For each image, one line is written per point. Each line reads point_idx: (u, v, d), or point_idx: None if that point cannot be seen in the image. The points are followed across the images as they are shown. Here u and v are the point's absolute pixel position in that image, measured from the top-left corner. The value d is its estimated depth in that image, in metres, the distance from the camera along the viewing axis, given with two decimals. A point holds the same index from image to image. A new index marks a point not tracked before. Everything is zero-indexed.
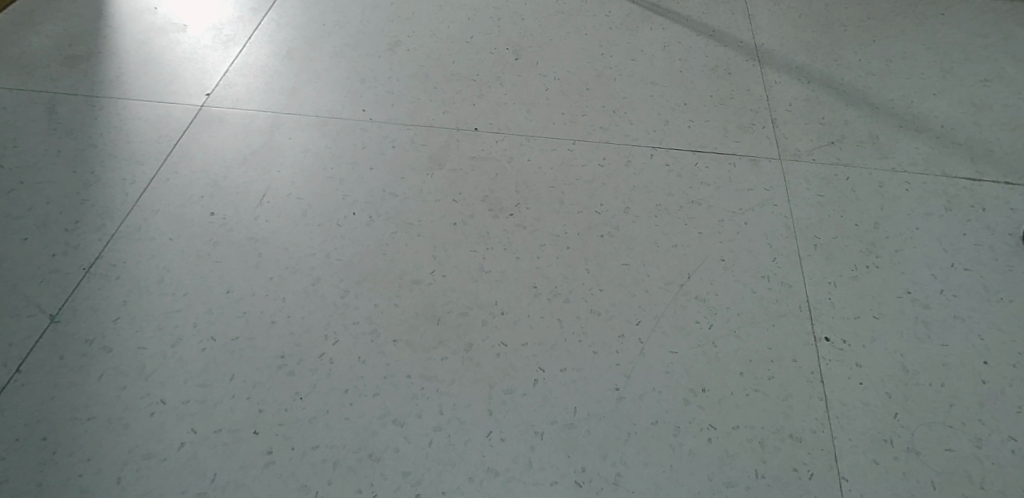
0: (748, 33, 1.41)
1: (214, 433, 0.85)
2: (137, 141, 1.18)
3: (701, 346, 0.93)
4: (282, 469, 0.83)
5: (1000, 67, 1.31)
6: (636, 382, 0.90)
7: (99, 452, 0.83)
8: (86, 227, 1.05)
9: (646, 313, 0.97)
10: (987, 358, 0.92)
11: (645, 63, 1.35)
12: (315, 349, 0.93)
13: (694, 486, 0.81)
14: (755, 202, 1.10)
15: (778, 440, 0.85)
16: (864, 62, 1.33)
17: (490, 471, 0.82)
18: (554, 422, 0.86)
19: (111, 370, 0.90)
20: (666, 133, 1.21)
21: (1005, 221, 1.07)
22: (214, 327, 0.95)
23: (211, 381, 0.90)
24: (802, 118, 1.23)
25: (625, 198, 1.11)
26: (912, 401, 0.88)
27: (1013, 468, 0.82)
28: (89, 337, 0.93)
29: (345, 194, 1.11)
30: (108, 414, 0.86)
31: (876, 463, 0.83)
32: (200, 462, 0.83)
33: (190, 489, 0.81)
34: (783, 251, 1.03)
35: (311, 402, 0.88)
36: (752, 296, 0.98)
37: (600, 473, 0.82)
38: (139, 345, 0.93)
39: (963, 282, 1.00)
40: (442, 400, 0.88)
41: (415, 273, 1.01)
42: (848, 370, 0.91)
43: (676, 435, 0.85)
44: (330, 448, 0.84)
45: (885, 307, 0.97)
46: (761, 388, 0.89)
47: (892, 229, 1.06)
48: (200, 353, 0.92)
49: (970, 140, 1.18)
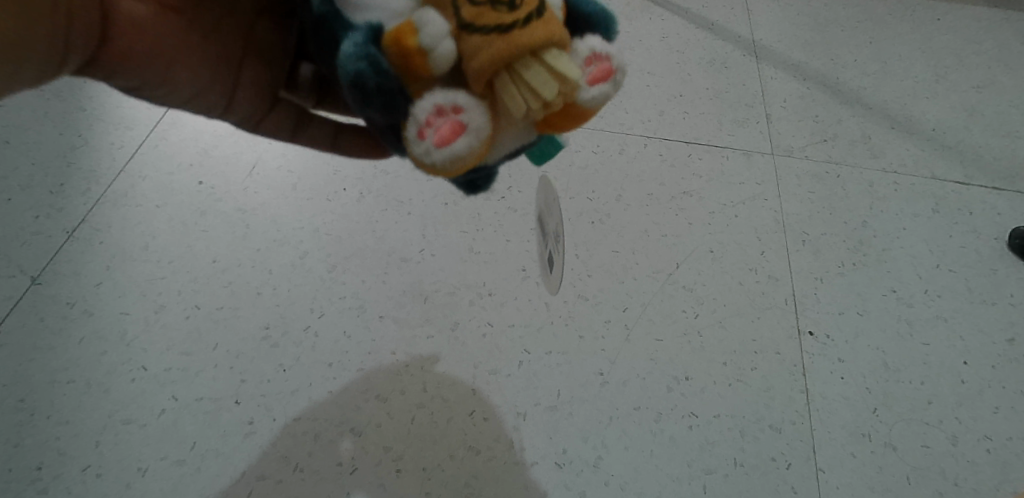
0: (747, 27, 1.40)
1: (194, 401, 0.85)
2: (129, 108, 1.14)
3: (687, 333, 0.94)
4: (263, 439, 0.83)
5: (993, 74, 1.32)
6: (621, 368, 0.90)
7: (78, 416, 0.83)
8: (70, 190, 1.03)
9: (634, 301, 0.97)
10: (967, 358, 0.93)
11: (643, 54, 1.33)
12: (300, 321, 0.93)
13: (671, 471, 0.83)
14: (746, 196, 1.10)
15: (758, 430, 0.86)
16: (860, 63, 1.34)
17: (471, 450, 0.84)
18: (537, 404, 0.87)
19: (91, 335, 0.89)
20: (662, 124, 1.21)
21: (991, 225, 1.09)
22: (198, 296, 0.94)
23: (193, 349, 0.89)
24: (796, 115, 1.24)
25: (617, 186, 1.11)
26: (891, 397, 0.90)
27: (984, 466, 0.85)
28: (70, 301, 0.92)
29: (336, 169, 1.09)
30: (87, 378, 0.86)
31: (852, 456, 0.85)
32: (180, 429, 0.83)
33: (170, 456, 0.81)
34: (772, 245, 1.04)
35: (294, 375, 0.88)
36: (739, 288, 0.99)
37: (581, 455, 0.84)
38: (120, 310, 0.92)
39: (948, 283, 1.01)
40: (427, 378, 0.88)
41: (404, 251, 1.01)
42: (831, 364, 0.92)
43: (658, 421, 0.86)
44: (312, 421, 0.85)
45: (870, 305, 0.98)
46: (744, 378, 0.90)
47: (880, 228, 1.07)
48: (183, 320, 0.92)
49: (961, 144, 1.19)
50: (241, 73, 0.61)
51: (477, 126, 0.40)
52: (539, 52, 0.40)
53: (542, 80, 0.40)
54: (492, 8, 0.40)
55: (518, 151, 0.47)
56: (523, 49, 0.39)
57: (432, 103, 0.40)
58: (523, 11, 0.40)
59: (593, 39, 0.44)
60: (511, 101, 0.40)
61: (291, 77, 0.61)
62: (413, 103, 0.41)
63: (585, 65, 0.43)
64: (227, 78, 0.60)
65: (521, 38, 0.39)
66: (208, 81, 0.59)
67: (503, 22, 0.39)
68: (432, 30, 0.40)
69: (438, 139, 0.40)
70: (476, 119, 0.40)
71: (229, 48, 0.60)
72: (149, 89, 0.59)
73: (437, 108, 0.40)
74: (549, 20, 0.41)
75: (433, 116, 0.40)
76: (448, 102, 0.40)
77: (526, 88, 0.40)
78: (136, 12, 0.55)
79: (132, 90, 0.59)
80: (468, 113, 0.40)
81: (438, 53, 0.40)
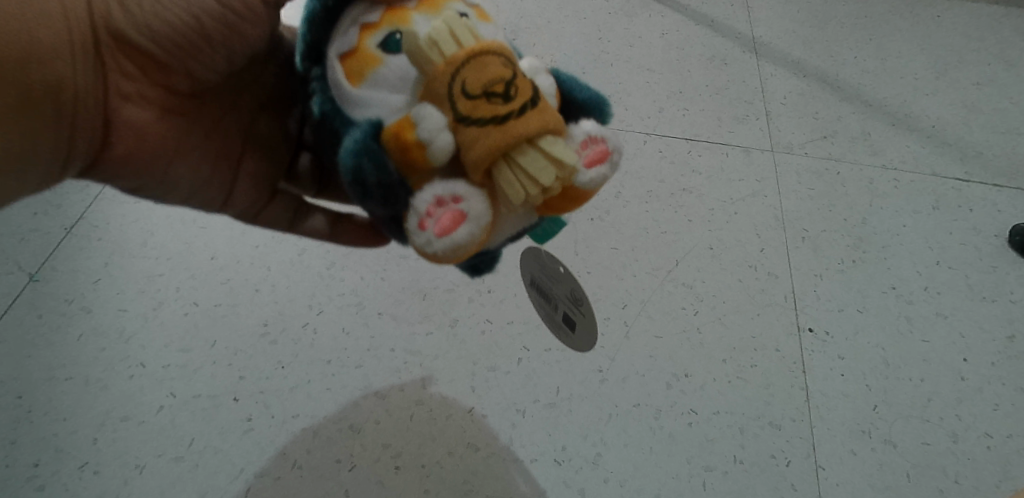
0: (747, 23, 1.39)
1: (193, 398, 0.85)
2: None
3: (686, 331, 0.94)
4: (261, 437, 0.83)
5: (993, 71, 1.32)
6: (620, 364, 0.90)
7: (76, 413, 0.83)
8: (68, 187, 1.03)
9: (633, 298, 0.97)
10: (967, 355, 0.93)
11: (643, 50, 1.33)
12: (299, 318, 0.92)
13: (671, 469, 0.83)
14: (746, 193, 1.10)
15: (757, 427, 0.86)
16: (860, 60, 1.33)
17: (470, 447, 0.83)
18: (536, 401, 0.87)
19: (89, 332, 0.89)
20: (661, 121, 1.20)
21: (992, 222, 1.08)
22: (197, 292, 0.94)
23: (191, 346, 0.89)
24: (795, 112, 1.23)
25: (616, 183, 1.10)
26: (891, 394, 0.89)
27: (984, 463, 0.85)
28: (68, 297, 0.92)
29: None
30: (85, 375, 0.86)
31: (852, 454, 0.85)
32: (178, 426, 0.83)
33: (168, 453, 0.81)
34: (771, 242, 1.04)
35: (292, 372, 0.88)
36: (739, 285, 0.99)
37: (580, 452, 0.83)
38: (119, 307, 0.91)
39: (948, 280, 1.01)
40: (426, 375, 0.88)
41: (403, 248, 1.00)
42: (831, 361, 0.92)
43: (657, 418, 0.86)
44: (310, 418, 0.84)
45: (869, 302, 0.98)
46: (744, 375, 0.90)
47: (881, 225, 1.07)
48: (181, 317, 0.91)
49: (961, 141, 1.19)
50: (237, 166, 0.72)
51: (475, 216, 0.45)
52: (532, 142, 0.45)
53: (539, 167, 0.44)
54: (487, 101, 0.44)
55: (517, 227, 0.52)
56: (515, 141, 0.44)
57: (432, 195, 0.45)
58: (517, 103, 0.44)
59: (586, 125, 0.49)
60: (510, 188, 0.44)
61: (290, 171, 0.75)
62: (416, 194, 0.46)
63: (580, 149, 0.48)
64: (223, 172, 0.71)
65: (515, 133, 0.44)
66: (204, 174, 0.70)
67: (499, 115, 0.44)
68: (431, 129, 0.44)
69: (438, 230, 0.44)
70: (472, 212, 0.45)
71: (227, 146, 0.71)
72: (147, 187, 0.69)
73: (437, 201, 0.45)
74: (540, 114, 0.45)
75: (434, 207, 0.45)
76: (447, 193, 0.45)
77: (521, 175, 0.44)
78: (137, 119, 0.65)
79: (134, 187, 0.69)
80: (466, 204, 0.45)
81: (438, 148, 0.44)
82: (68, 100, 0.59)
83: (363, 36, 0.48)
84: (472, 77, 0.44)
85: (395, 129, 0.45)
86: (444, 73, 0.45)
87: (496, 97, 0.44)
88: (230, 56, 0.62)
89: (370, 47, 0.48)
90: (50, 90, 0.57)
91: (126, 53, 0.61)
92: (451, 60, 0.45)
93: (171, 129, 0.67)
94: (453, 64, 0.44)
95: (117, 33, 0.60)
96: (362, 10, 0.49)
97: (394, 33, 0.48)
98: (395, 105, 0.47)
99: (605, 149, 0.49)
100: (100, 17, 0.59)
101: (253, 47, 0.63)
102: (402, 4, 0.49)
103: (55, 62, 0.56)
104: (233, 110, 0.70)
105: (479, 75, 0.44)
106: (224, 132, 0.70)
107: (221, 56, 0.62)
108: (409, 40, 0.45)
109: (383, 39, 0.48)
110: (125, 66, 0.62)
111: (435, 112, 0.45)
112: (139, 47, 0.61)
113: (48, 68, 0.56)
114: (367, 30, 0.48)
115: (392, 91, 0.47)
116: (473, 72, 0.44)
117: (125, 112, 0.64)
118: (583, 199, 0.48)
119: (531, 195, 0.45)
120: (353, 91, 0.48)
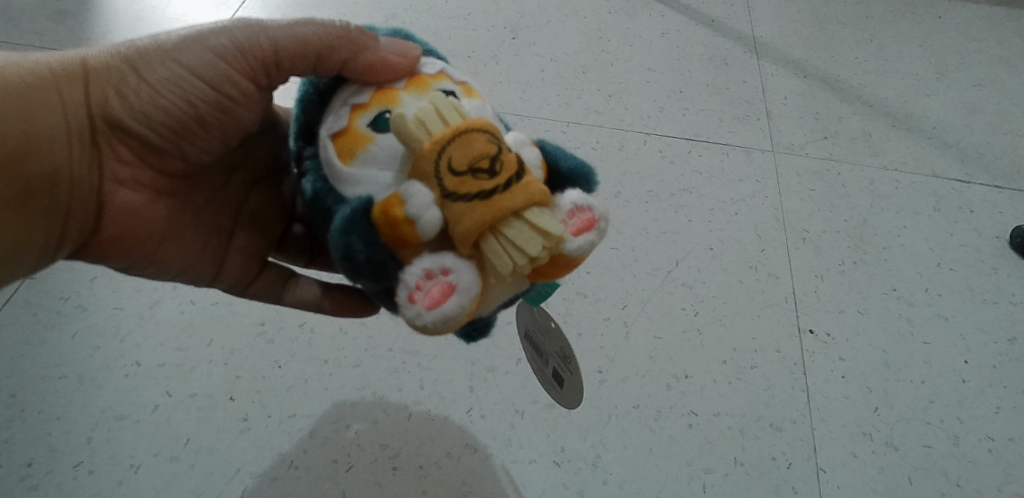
0: (747, 23, 1.39)
1: (188, 398, 0.84)
2: None
3: (686, 332, 0.93)
4: (257, 437, 0.82)
5: (993, 72, 1.32)
6: (619, 365, 0.89)
7: (71, 412, 0.82)
8: None
9: (633, 298, 0.96)
10: (968, 358, 0.93)
11: (643, 50, 1.32)
12: (296, 317, 0.91)
13: (671, 470, 0.82)
14: (746, 194, 1.09)
15: (758, 429, 0.85)
16: (860, 61, 1.33)
17: (468, 447, 0.83)
18: (535, 402, 0.86)
19: (84, 330, 0.88)
20: (661, 121, 1.20)
21: (993, 224, 1.08)
22: (193, 291, 0.92)
23: (187, 345, 0.88)
24: (796, 112, 1.23)
25: (616, 183, 1.10)
26: (892, 396, 0.89)
27: (985, 466, 0.84)
28: (63, 295, 0.91)
29: None
30: (80, 374, 0.85)
31: (853, 456, 0.84)
32: (173, 425, 0.82)
33: (163, 453, 0.80)
34: (772, 243, 1.03)
35: (290, 371, 0.87)
36: (740, 286, 0.98)
37: (579, 453, 0.83)
38: (115, 305, 0.91)
39: (948, 282, 1.00)
40: (424, 375, 0.87)
41: None
42: (832, 363, 0.91)
43: (657, 419, 0.86)
44: (307, 418, 0.84)
45: (870, 303, 0.97)
46: (744, 377, 0.89)
47: (881, 226, 1.07)
48: (177, 316, 0.90)
49: (962, 143, 1.19)
50: (229, 240, 0.73)
51: (465, 288, 0.44)
52: (519, 214, 0.43)
53: (526, 238, 0.43)
54: (473, 177, 0.43)
55: (511, 296, 0.51)
56: (503, 213, 0.43)
57: (421, 268, 0.44)
58: (503, 177, 0.43)
59: (574, 194, 0.47)
60: (497, 260, 0.43)
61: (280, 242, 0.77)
62: (405, 269, 0.45)
63: (567, 218, 0.46)
64: (215, 248, 0.72)
65: (501, 205, 0.43)
66: (196, 251, 0.71)
67: (485, 190, 0.43)
68: (418, 206, 0.44)
69: (426, 303, 0.43)
70: (461, 283, 0.44)
71: (218, 221, 0.72)
72: (139, 267, 0.69)
73: (425, 275, 0.44)
74: (526, 184, 0.44)
75: (423, 280, 0.43)
76: (435, 266, 0.44)
77: (507, 247, 0.43)
78: (131, 203, 0.66)
79: (125, 267, 0.70)
80: (454, 277, 0.44)
81: (425, 223, 0.44)
82: (64, 186, 0.60)
83: (352, 117, 0.49)
84: (458, 153, 0.44)
85: (384, 205, 0.45)
86: (430, 149, 0.44)
87: (480, 172, 0.43)
88: (224, 137, 0.65)
89: (360, 127, 0.49)
90: (48, 181, 0.59)
91: (122, 140, 0.63)
92: (436, 137, 0.44)
93: (164, 210, 0.68)
94: (438, 140, 0.44)
95: (113, 120, 0.61)
96: (353, 94, 0.51)
97: (383, 113, 0.49)
98: (384, 182, 0.47)
99: (596, 216, 0.47)
100: (98, 108, 0.60)
101: (246, 127, 0.66)
102: (391, 86, 0.51)
103: (54, 153, 0.58)
104: (226, 188, 0.72)
105: (464, 151, 0.44)
106: (216, 208, 0.72)
107: (215, 138, 0.65)
108: (394, 118, 0.45)
109: (372, 119, 0.49)
110: (121, 151, 0.64)
111: (422, 188, 0.44)
112: (136, 134, 0.62)
113: (47, 158, 0.58)
114: (357, 111, 0.49)
115: (381, 168, 0.47)
116: (458, 148, 0.44)
117: (120, 195, 0.65)
118: (573, 265, 0.47)
119: (520, 265, 0.44)
120: (344, 170, 0.48)
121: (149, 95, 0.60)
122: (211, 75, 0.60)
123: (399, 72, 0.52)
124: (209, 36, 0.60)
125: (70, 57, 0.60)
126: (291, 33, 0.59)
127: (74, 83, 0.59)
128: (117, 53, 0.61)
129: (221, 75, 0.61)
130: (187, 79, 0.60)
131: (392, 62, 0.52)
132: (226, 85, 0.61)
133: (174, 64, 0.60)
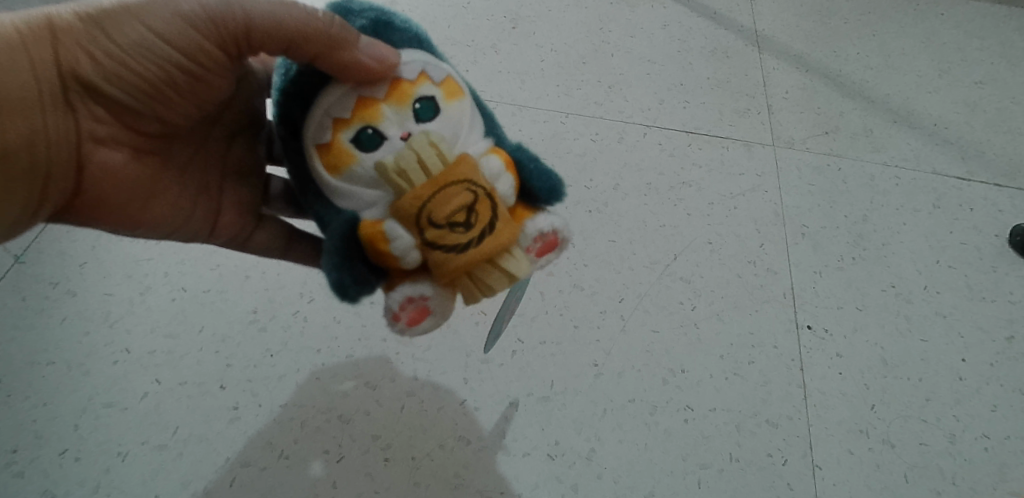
0: (749, 16, 1.37)
1: (179, 385, 0.83)
2: None
3: (683, 326, 0.92)
4: (247, 425, 0.81)
5: (995, 70, 1.31)
6: (616, 359, 0.89)
7: (59, 398, 0.81)
8: None
9: (631, 291, 0.95)
10: (965, 356, 0.92)
11: (644, 41, 1.31)
12: (289, 305, 0.90)
13: (666, 465, 0.82)
14: (746, 188, 1.08)
15: (754, 425, 0.85)
16: (863, 56, 1.32)
17: (462, 440, 0.82)
18: (530, 394, 0.85)
19: (74, 315, 0.87)
20: (661, 113, 1.19)
21: (993, 222, 1.07)
22: (184, 277, 0.91)
23: (179, 332, 0.87)
24: (797, 107, 1.22)
25: (615, 176, 1.09)
26: (889, 394, 0.88)
27: (981, 464, 0.84)
28: (52, 280, 0.89)
29: None
30: (69, 360, 0.83)
31: (849, 453, 0.84)
32: (163, 413, 0.81)
33: (152, 441, 0.79)
34: (772, 238, 1.02)
35: (282, 360, 0.86)
36: (738, 281, 0.97)
37: (573, 447, 0.82)
38: (105, 291, 0.89)
39: (947, 280, 1.00)
40: (417, 365, 0.86)
41: None
42: (829, 359, 0.90)
43: (652, 413, 0.85)
44: (298, 408, 0.83)
45: (868, 300, 0.97)
46: (741, 372, 0.89)
47: (881, 222, 1.06)
48: (169, 302, 0.89)
49: (963, 140, 1.18)
50: (218, 197, 0.75)
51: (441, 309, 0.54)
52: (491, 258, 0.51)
53: (494, 280, 0.52)
54: (451, 231, 0.49)
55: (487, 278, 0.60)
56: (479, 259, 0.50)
57: (402, 297, 0.52)
58: (476, 230, 0.50)
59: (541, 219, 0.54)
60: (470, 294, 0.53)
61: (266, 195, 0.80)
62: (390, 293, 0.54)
63: (532, 244, 0.54)
64: (205, 204, 0.74)
65: (475, 257, 0.50)
66: (185, 206, 0.72)
67: (461, 243, 0.50)
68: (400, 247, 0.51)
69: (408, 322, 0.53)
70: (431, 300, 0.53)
71: (204, 177, 0.74)
72: (127, 227, 0.71)
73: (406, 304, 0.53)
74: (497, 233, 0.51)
75: (405, 306, 0.53)
76: (415, 294, 0.52)
77: (475, 283, 0.52)
78: (113, 163, 0.66)
79: (112, 228, 0.71)
80: (430, 303, 0.53)
81: (408, 261, 0.51)
82: (42, 148, 0.60)
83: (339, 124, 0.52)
84: (437, 208, 0.49)
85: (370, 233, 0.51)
86: (412, 200, 0.50)
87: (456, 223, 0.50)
88: (200, 101, 0.66)
89: (343, 143, 0.52)
90: (25, 144, 0.59)
91: (97, 101, 0.62)
92: (418, 192, 0.50)
93: (145, 169, 0.69)
94: (419, 191, 0.50)
95: (86, 83, 0.60)
96: (334, 100, 0.53)
97: (366, 128, 0.51)
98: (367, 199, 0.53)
99: (557, 240, 0.55)
100: (69, 69, 0.58)
101: (220, 93, 0.66)
102: (371, 95, 0.52)
103: (28, 114, 0.58)
104: (205, 141, 0.73)
105: (444, 205, 0.49)
106: (197, 163, 0.73)
107: (191, 104, 0.65)
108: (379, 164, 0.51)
109: (355, 135, 0.52)
110: (98, 112, 0.63)
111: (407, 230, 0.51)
112: (112, 98, 0.62)
113: (20, 120, 0.58)
114: (340, 125, 0.52)
115: (365, 189, 0.53)
116: (437, 203, 0.49)
117: (101, 156, 0.65)
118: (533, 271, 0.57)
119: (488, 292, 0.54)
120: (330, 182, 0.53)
121: (120, 58, 0.59)
122: (185, 44, 0.59)
123: (375, 75, 0.52)
124: (181, 1, 0.58)
125: (38, 14, 0.58)
126: (269, 16, 0.58)
127: (42, 41, 0.57)
128: (88, 9, 0.59)
129: (195, 45, 0.59)
130: (156, 43, 0.59)
131: (366, 64, 0.51)
132: (199, 54, 0.60)
133: (144, 26, 0.58)
